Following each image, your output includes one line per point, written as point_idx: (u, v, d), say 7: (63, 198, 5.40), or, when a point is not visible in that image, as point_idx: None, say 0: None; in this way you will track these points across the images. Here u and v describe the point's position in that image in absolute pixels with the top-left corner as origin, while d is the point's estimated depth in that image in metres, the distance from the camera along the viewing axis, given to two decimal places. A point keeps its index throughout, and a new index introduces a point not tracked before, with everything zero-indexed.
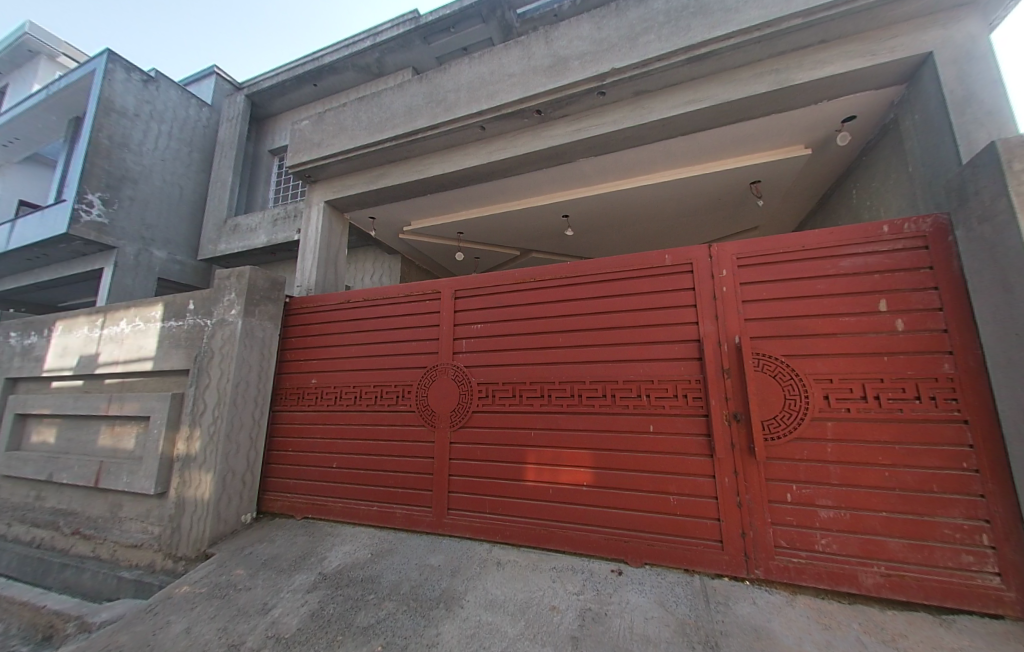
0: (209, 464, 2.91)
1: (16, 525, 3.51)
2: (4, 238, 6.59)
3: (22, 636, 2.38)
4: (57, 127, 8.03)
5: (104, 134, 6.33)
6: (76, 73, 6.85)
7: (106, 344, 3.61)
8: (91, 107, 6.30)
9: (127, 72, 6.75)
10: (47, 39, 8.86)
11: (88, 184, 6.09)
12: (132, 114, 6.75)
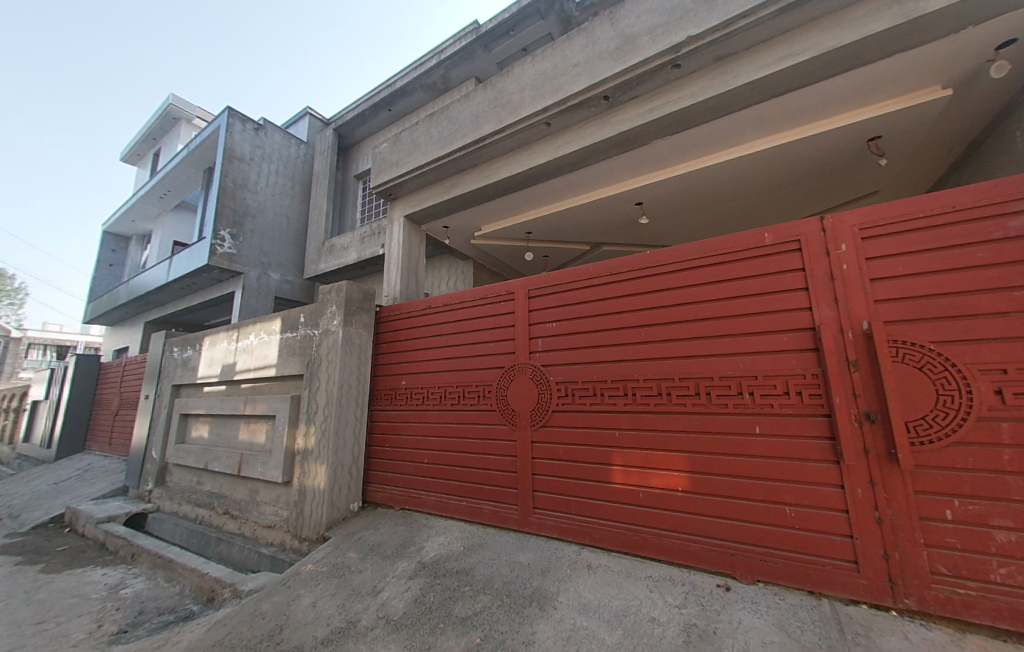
0: (322, 457, 3.28)
1: (184, 503, 4.31)
2: (165, 273, 8.22)
3: (195, 595, 2.90)
4: (196, 178, 9.81)
5: (229, 179, 7.59)
6: (207, 131, 8.31)
7: (241, 354, 4.29)
8: (220, 158, 7.60)
9: (243, 124, 8.02)
10: (186, 106, 10.90)
11: (220, 222, 7.35)
12: (248, 159, 7.99)
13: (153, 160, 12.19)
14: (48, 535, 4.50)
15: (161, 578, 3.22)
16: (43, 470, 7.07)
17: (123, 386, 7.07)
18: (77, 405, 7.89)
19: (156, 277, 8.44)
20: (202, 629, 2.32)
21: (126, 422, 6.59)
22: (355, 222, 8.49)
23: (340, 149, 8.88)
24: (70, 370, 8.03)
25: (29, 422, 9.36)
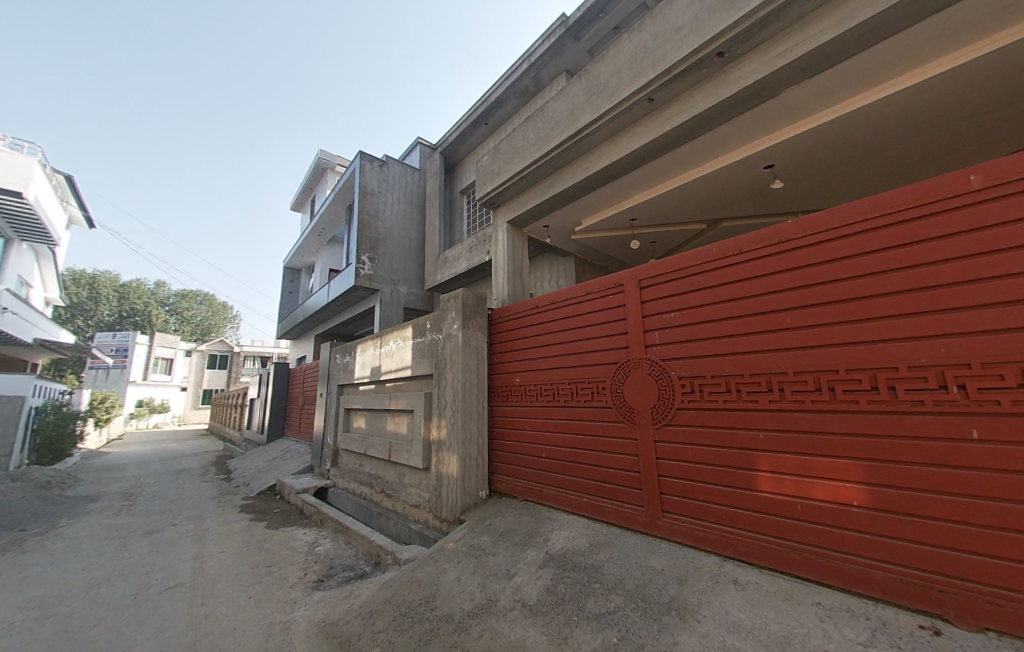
0: (453, 447, 3.66)
1: (351, 481, 5.27)
2: (325, 295, 10.19)
3: (366, 558, 3.53)
4: (340, 215, 11.90)
5: (366, 212, 9.03)
6: (346, 174, 10.00)
7: (384, 358, 5.05)
8: (357, 196, 9.09)
9: (371, 163, 9.43)
10: (330, 156, 13.31)
11: (361, 249, 8.79)
12: (377, 192, 9.36)
13: (310, 206, 15.23)
14: (269, 499, 5.99)
15: (342, 541, 3.98)
16: (261, 450, 9.46)
17: (305, 386, 9.01)
18: (277, 402, 10.32)
19: (319, 300, 10.53)
20: (375, 586, 2.80)
21: (309, 414, 8.37)
22: (463, 234, 9.25)
23: (446, 168, 9.75)
24: (271, 375, 10.56)
25: (250, 414, 12.60)
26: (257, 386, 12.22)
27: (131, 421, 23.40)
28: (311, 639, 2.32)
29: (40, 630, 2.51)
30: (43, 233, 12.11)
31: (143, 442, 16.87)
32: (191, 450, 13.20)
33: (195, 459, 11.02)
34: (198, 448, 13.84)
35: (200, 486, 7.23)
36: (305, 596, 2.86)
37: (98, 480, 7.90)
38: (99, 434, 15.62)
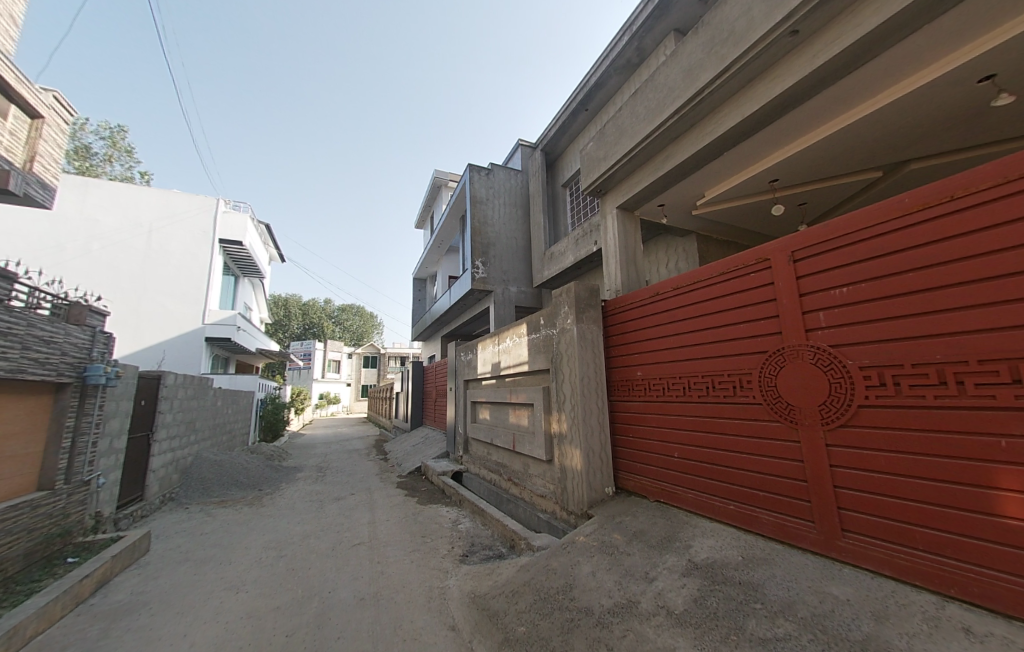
0: (576, 441, 3.65)
1: (481, 468, 5.74)
2: (447, 300, 11.29)
3: (502, 540, 3.78)
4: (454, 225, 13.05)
5: (477, 219, 9.69)
6: (458, 187, 10.89)
7: (502, 354, 5.36)
8: (469, 205, 9.81)
9: (479, 172, 10.06)
10: (443, 173, 14.68)
11: (475, 255, 9.47)
12: (485, 199, 9.96)
13: (429, 220, 17.05)
14: (418, 478, 6.93)
15: (479, 522, 4.35)
16: (407, 436, 11.03)
17: (437, 381, 10.17)
18: (415, 395, 11.91)
19: (442, 304, 11.76)
20: (514, 568, 2.99)
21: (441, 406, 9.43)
22: (568, 227, 9.22)
23: (548, 164, 9.80)
24: (410, 372, 12.26)
25: (396, 405, 14.84)
26: (400, 381, 14.33)
27: (316, 409, 29.93)
28: (464, 608, 2.59)
29: (280, 565, 3.38)
30: (255, 269, 16.26)
31: (327, 426, 21.43)
32: (357, 434, 16.23)
33: (362, 441, 13.51)
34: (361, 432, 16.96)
35: (366, 464, 8.81)
36: (454, 567, 3.22)
37: (301, 455, 10.32)
38: (298, 419, 20.39)
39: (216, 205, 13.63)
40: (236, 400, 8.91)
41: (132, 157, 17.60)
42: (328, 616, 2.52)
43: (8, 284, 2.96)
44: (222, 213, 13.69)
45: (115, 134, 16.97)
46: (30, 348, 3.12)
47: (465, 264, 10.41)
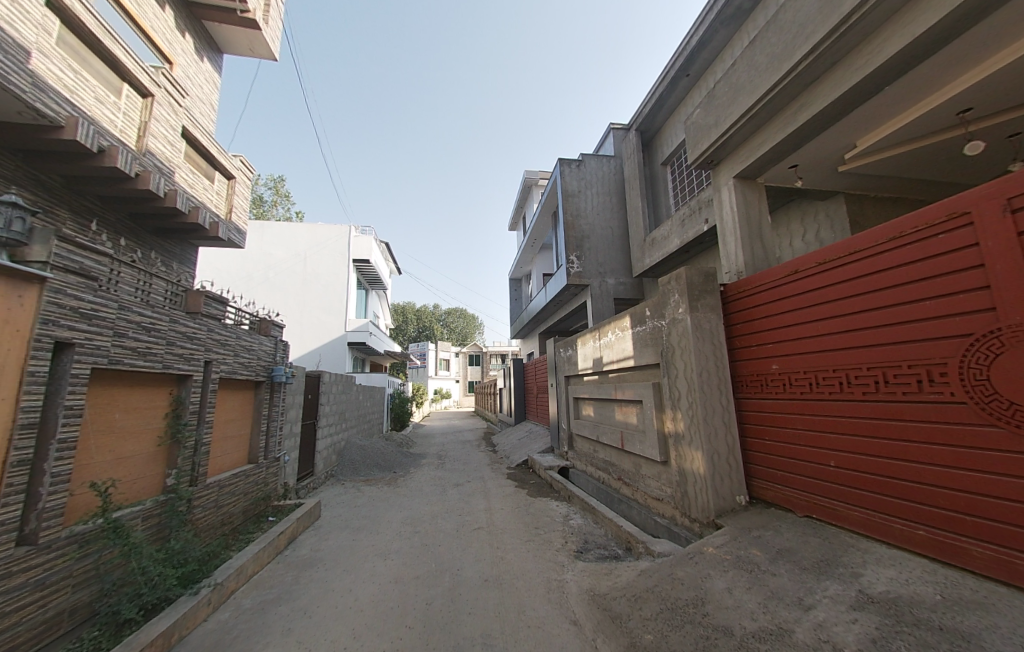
0: (696, 442, 3.32)
1: (587, 465, 5.65)
2: (543, 297, 11.43)
3: (616, 541, 3.65)
4: (546, 222, 13.11)
5: (570, 213, 9.57)
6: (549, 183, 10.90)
7: (604, 349, 5.20)
8: (561, 200, 9.73)
9: (569, 165, 9.90)
10: (533, 173, 14.86)
11: (569, 249, 9.37)
12: (577, 191, 9.76)
13: (522, 221, 17.46)
14: (526, 471, 7.18)
15: (591, 519, 4.28)
16: (512, 430, 11.52)
17: (538, 377, 10.40)
18: (517, 391, 12.36)
19: (538, 302, 11.97)
20: (634, 572, 2.85)
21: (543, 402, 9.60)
22: (670, 209, 8.51)
23: (644, 144, 9.19)
24: (512, 369, 12.76)
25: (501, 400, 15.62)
26: (502, 377, 15.04)
27: (433, 403, 33.40)
28: (585, 606, 2.56)
29: (415, 540, 3.83)
30: (379, 282, 18.78)
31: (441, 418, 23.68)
32: (466, 426, 17.58)
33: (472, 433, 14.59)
34: (470, 425, 18.33)
35: (478, 454, 9.46)
36: (570, 562, 3.22)
37: (424, 443, 11.59)
38: (419, 411, 23.03)
39: (347, 230, 16.09)
40: (373, 395, 10.45)
41: (289, 200, 21.85)
42: (458, 592, 2.76)
43: (222, 307, 3.91)
44: (353, 236, 16.08)
45: (279, 183, 21.34)
46: (239, 354, 4.09)
47: (559, 260, 10.38)
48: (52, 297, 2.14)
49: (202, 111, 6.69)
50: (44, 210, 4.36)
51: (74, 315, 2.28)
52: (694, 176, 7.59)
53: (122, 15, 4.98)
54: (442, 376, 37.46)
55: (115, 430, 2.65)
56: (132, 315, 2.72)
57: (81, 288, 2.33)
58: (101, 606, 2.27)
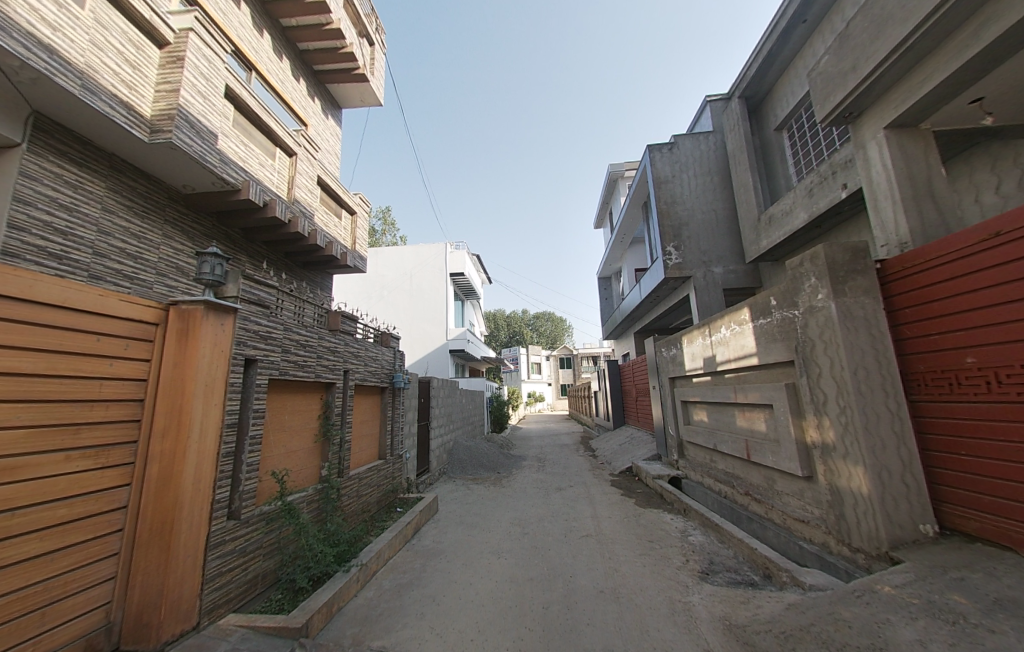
0: (854, 456, 2.74)
1: (705, 476, 5.10)
2: (637, 295, 10.82)
3: (750, 565, 3.20)
4: (637, 215, 12.41)
5: (664, 201, 8.91)
6: (638, 173, 10.31)
7: (718, 346, 4.68)
8: (653, 189, 9.11)
9: (660, 150, 9.23)
10: (620, 165, 14.23)
11: (666, 241, 8.69)
12: (671, 177, 9.05)
13: (609, 217, 16.85)
14: (631, 478, 6.83)
15: (714, 537, 3.84)
16: (611, 435, 11.10)
17: (637, 379, 9.87)
18: (614, 394, 11.89)
19: (632, 300, 11.37)
20: (780, 605, 2.45)
21: (645, 405, 9.04)
22: (791, 179, 7.36)
23: (751, 111, 8.18)
24: (607, 371, 12.34)
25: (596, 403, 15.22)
26: (597, 380, 14.62)
27: (528, 406, 34.21)
28: (721, 635, 2.27)
29: (525, 541, 3.92)
30: (472, 292, 19.95)
31: (537, 421, 24.02)
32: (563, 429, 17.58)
33: (569, 437, 14.48)
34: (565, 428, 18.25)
35: (578, 459, 9.32)
36: (695, 583, 2.92)
37: (523, 446, 11.88)
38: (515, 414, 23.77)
39: (443, 247, 17.48)
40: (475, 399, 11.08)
41: (394, 227, 24.66)
42: (574, 600, 2.71)
43: (354, 323, 4.55)
44: (448, 252, 17.41)
45: (386, 213, 24.23)
46: (368, 363, 4.70)
47: (654, 253, 9.71)
48: (241, 323, 2.73)
49: (330, 159, 7.96)
50: (231, 258, 5.58)
51: (256, 337, 2.87)
52: (822, 136, 6.45)
53: (272, 94, 6.20)
54: (533, 379, 38.06)
55: (287, 428, 3.26)
56: (292, 334, 3.33)
57: (259, 315, 2.92)
58: (283, 574, 2.81)
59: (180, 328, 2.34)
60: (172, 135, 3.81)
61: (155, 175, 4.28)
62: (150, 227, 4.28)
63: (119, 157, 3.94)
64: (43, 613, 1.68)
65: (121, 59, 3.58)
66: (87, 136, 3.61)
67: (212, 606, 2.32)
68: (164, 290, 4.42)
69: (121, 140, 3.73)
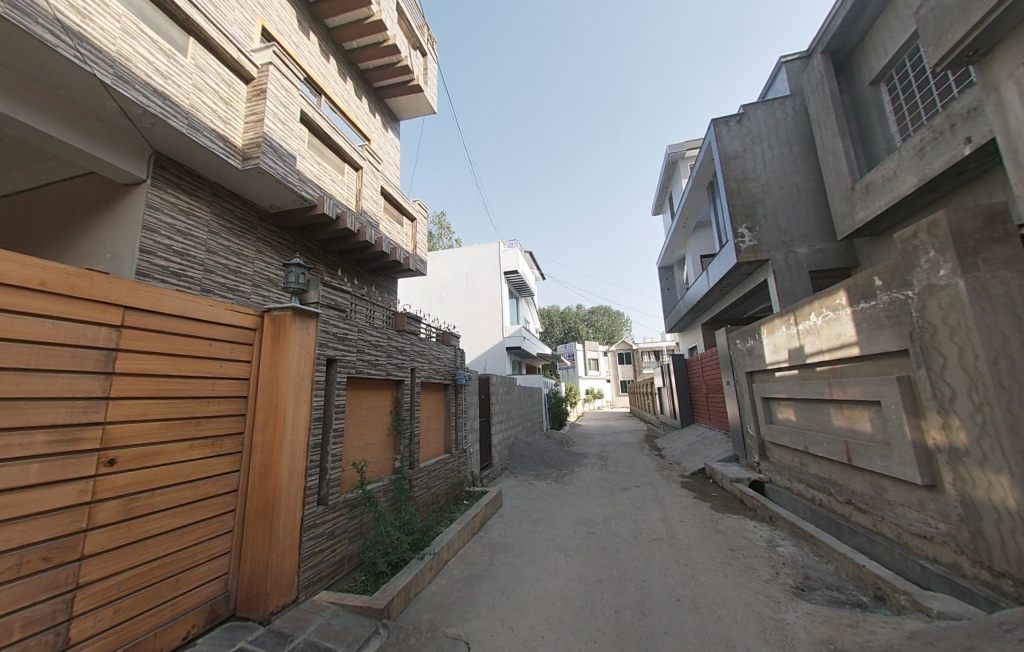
0: (995, 462, 2.27)
1: (793, 481, 4.58)
2: (705, 283, 10.05)
3: (856, 584, 2.80)
4: (701, 197, 11.53)
5: (733, 179, 8.14)
6: (702, 152, 9.55)
7: (806, 336, 4.18)
8: (720, 167, 8.36)
9: (727, 123, 8.46)
10: (680, 147, 13.34)
11: (738, 222, 7.93)
12: (741, 152, 8.26)
13: (669, 203, 15.89)
14: (704, 480, 6.37)
15: (808, 549, 3.44)
16: (679, 434, 10.47)
17: (707, 375, 9.18)
18: (681, 391, 11.19)
19: (699, 289, 10.58)
20: (900, 633, 2.11)
21: (718, 402, 8.39)
22: (893, 140, 6.34)
23: (838, 68, 7.22)
24: (672, 367, 11.65)
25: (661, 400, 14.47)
26: (660, 375, 13.89)
27: (586, 403, 33.60)
28: None
29: (593, 540, 3.82)
30: (526, 290, 20.03)
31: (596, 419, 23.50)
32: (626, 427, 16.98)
33: (631, 435, 13.94)
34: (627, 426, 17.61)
35: (644, 458, 8.92)
36: (789, 600, 2.62)
37: (584, 443, 11.66)
38: (574, 411, 23.49)
39: (497, 246, 17.76)
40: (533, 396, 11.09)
41: (450, 231, 25.61)
42: (648, 606, 2.59)
43: (417, 322, 4.77)
44: (502, 251, 17.65)
45: (441, 218, 25.22)
46: (432, 362, 4.91)
47: (723, 237, 8.93)
48: (322, 326, 2.98)
49: (391, 170, 8.44)
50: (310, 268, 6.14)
51: (333, 338, 3.11)
52: (932, 84, 5.56)
53: (339, 114, 6.72)
54: (591, 375, 37.21)
55: (363, 422, 3.51)
56: (365, 335, 3.57)
57: (336, 318, 3.17)
58: (366, 557, 3.03)
59: (274, 332, 2.63)
60: (260, 160, 4.27)
61: (247, 198, 4.85)
62: (246, 244, 4.87)
63: (219, 184, 4.52)
64: (178, 578, 2.01)
65: (217, 98, 4.10)
66: (193, 168, 4.19)
67: (308, 583, 2.57)
68: (259, 299, 4.99)
69: (220, 170, 4.27)
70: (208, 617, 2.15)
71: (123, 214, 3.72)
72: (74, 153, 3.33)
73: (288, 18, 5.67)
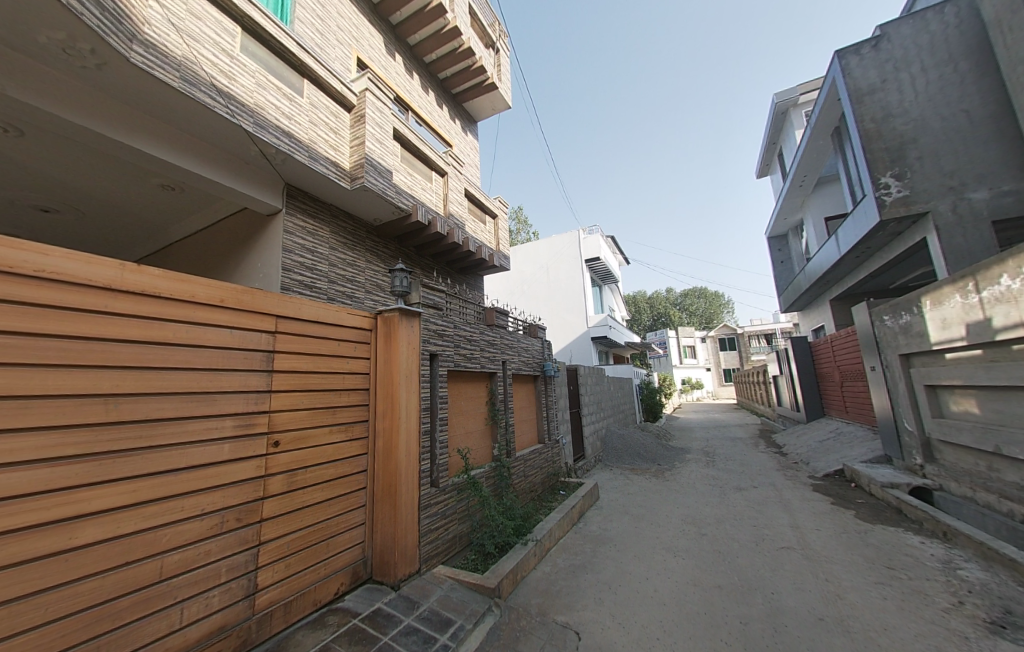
0: None
1: (976, 489, 3.63)
2: (833, 251, 8.44)
3: None
4: (823, 149, 9.72)
5: (869, 119, 6.66)
6: (822, 93, 8.00)
7: (994, 306, 3.26)
8: (848, 107, 6.91)
9: (858, 52, 6.93)
10: (790, 94, 11.42)
11: (879, 170, 6.46)
12: (879, 84, 6.72)
13: (778, 162, 13.76)
14: (843, 484, 5.40)
15: (1007, 576, 2.68)
16: (802, 429, 9.05)
17: (841, 360, 7.73)
18: (804, 379, 9.63)
19: (826, 258, 8.93)
20: None
21: (859, 392, 7.01)
22: None
23: None
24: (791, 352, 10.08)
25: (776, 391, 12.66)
26: (774, 363, 12.15)
27: (681, 394, 31.20)
28: None
29: (707, 543, 3.52)
30: (610, 277, 19.27)
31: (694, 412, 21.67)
32: (732, 421, 15.31)
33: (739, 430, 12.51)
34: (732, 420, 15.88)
35: (758, 456, 7.91)
36: (983, 638, 2.08)
37: (684, 437, 10.80)
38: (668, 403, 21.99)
39: (576, 235, 17.38)
40: (624, 387, 10.64)
41: (527, 225, 25.95)
42: (782, 621, 2.29)
43: (505, 316, 4.90)
44: (582, 239, 17.23)
45: (519, 212, 25.63)
46: (521, 354, 5.02)
47: (859, 192, 7.37)
48: (425, 324, 3.24)
49: (472, 171, 8.79)
50: None
51: (434, 334, 3.36)
52: None
53: (424, 126, 7.19)
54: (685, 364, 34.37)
55: (464, 412, 3.74)
56: (461, 331, 3.79)
57: (435, 317, 3.42)
58: (474, 538, 3.24)
59: (386, 331, 2.93)
60: (364, 180, 4.79)
61: (354, 214, 5.48)
62: (357, 254, 5.51)
63: (334, 205, 5.18)
64: (328, 542, 2.38)
65: (328, 130, 4.69)
66: (313, 194, 4.86)
67: (428, 556, 2.84)
68: (369, 303, 5.62)
69: (334, 193, 4.90)
70: (352, 578, 2.51)
71: (267, 240, 4.50)
72: (232, 194, 4.12)
73: (377, 45, 6.22)
